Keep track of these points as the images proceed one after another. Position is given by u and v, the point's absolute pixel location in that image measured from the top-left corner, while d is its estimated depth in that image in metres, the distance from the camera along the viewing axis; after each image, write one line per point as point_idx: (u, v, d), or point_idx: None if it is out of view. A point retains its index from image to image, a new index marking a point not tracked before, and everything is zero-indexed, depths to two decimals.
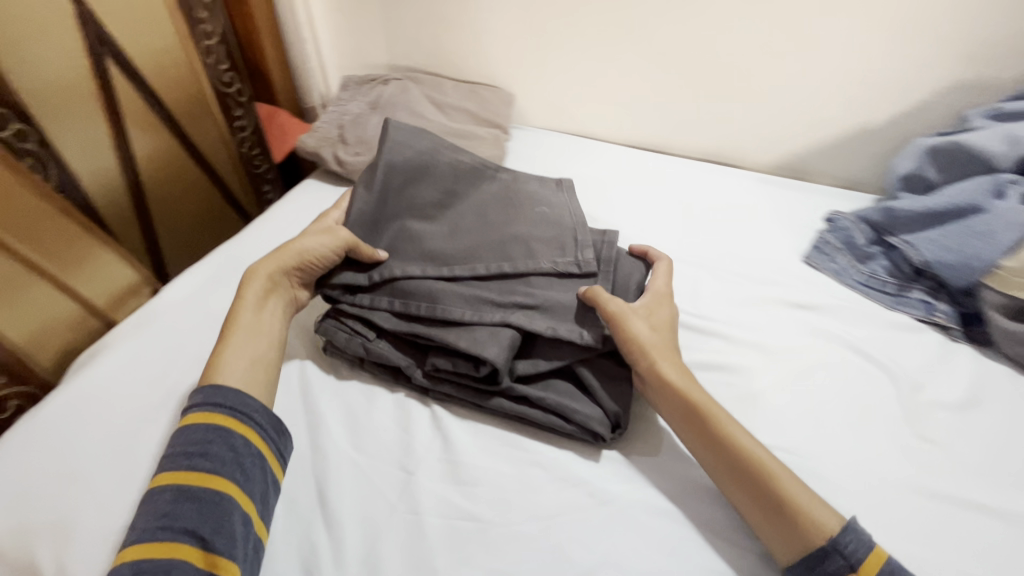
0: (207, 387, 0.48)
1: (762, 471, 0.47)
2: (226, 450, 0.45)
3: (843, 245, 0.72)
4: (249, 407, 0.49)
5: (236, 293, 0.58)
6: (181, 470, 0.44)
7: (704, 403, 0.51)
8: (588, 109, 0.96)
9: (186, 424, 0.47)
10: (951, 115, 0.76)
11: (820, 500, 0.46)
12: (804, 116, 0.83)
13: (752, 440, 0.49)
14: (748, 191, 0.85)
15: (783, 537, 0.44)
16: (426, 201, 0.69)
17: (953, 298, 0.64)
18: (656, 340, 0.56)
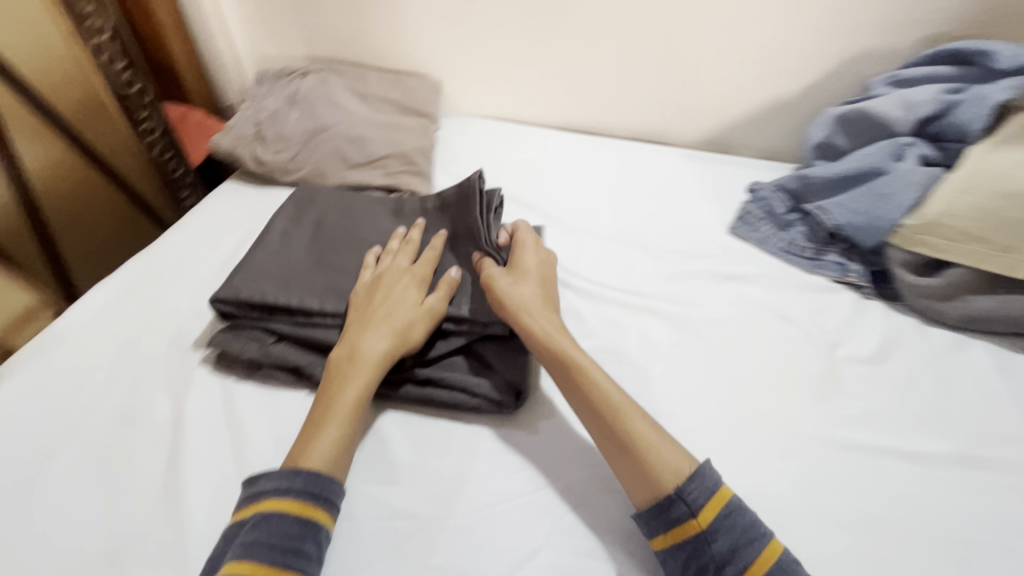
0: (299, 471, 0.45)
1: (615, 416, 0.48)
2: (315, 547, 0.42)
3: (764, 214, 0.76)
4: (337, 495, 0.45)
5: (334, 374, 0.51)
6: (269, 565, 0.40)
7: (563, 350, 0.53)
8: (517, 95, 0.95)
9: (271, 511, 0.43)
10: (851, 86, 0.82)
11: (669, 442, 0.47)
12: (723, 93, 0.87)
13: (615, 387, 0.51)
14: (676, 168, 0.88)
15: (636, 480, 0.46)
16: (339, 232, 0.66)
17: (864, 258, 0.69)
18: (525, 293, 0.56)
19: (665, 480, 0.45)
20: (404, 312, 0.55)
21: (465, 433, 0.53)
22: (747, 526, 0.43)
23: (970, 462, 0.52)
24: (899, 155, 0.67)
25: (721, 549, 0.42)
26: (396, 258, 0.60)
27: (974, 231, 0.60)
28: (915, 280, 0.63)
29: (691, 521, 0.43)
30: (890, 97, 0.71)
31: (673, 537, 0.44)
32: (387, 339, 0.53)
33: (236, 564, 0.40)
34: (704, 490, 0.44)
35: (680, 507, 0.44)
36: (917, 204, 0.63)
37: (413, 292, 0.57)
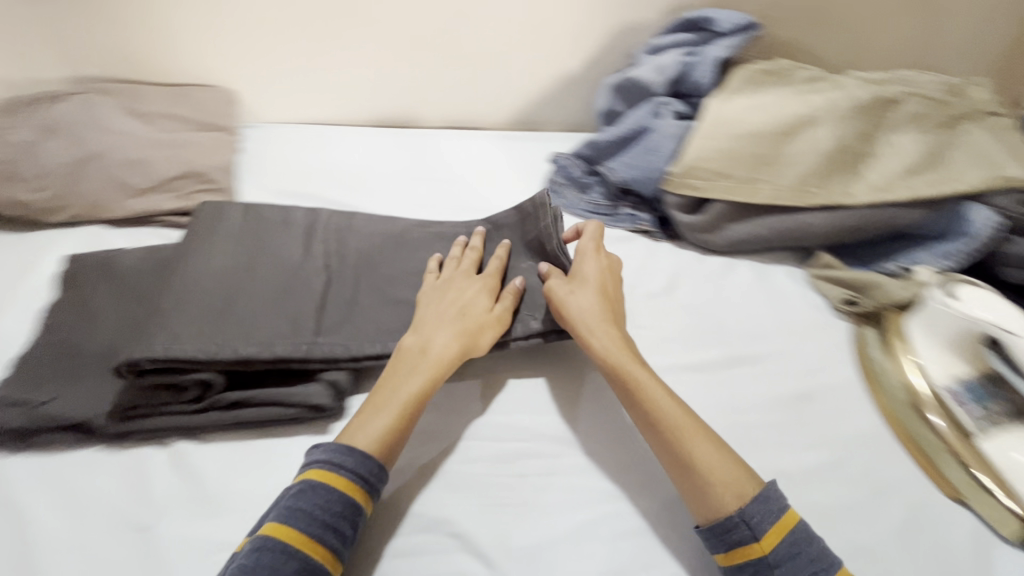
0: (353, 450, 0.47)
1: (675, 433, 0.49)
2: (348, 529, 0.44)
3: (566, 181, 0.82)
4: (382, 480, 0.47)
5: (397, 373, 0.52)
6: (305, 538, 0.42)
7: (624, 366, 0.53)
8: (323, 97, 0.93)
9: (318, 481, 0.45)
10: (623, 55, 0.92)
11: (734, 459, 0.48)
12: (517, 74, 0.93)
13: (676, 402, 0.51)
14: (490, 149, 0.92)
15: (698, 502, 0.46)
16: (234, 256, 0.59)
17: (650, 206, 0.78)
18: (592, 304, 0.57)
19: (727, 498, 0.45)
20: (474, 313, 0.56)
21: (284, 444, 0.51)
22: (814, 556, 0.43)
23: (741, 359, 0.62)
24: (658, 113, 0.77)
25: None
26: (460, 264, 0.62)
27: (721, 169, 0.71)
28: (688, 218, 0.73)
29: (756, 545, 0.43)
30: (649, 65, 0.79)
31: (738, 558, 0.44)
32: (454, 339, 0.54)
33: (279, 526, 0.42)
34: (769, 515, 0.44)
35: (743, 531, 0.44)
36: (675, 153, 0.73)
37: (482, 297, 0.58)
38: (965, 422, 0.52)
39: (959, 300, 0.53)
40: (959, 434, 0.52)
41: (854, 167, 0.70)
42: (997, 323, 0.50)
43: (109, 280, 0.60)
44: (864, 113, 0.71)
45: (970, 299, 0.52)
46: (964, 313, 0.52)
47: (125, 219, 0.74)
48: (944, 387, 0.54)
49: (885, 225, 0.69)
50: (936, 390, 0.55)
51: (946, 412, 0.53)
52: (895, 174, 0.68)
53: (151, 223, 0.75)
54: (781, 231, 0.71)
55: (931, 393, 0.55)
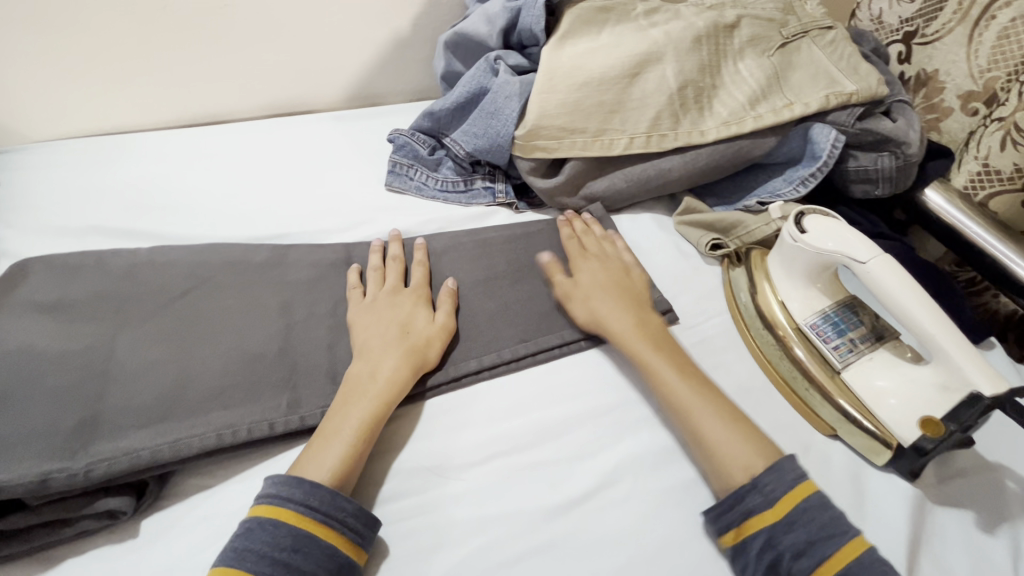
0: (301, 481, 0.41)
1: (686, 416, 0.47)
2: (312, 562, 0.38)
3: (412, 161, 0.73)
4: (340, 508, 0.41)
5: (339, 408, 0.46)
6: (258, 574, 0.37)
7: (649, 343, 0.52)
8: (101, 99, 0.75)
9: (262, 518, 0.40)
10: (455, 7, 0.82)
11: (750, 437, 0.45)
12: (342, 42, 0.81)
13: (683, 377, 0.49)
14: (323, 132, 0.79)
15: (720, 478, 0.44)
16: (113, 313, 0.50)
17: (506, 175, 0.71)
18: (607, 282, 0.57)
19: (737, 466, 0.44)
20: (418, 327, 0.52)
21: (72, 567, 0.40)
22: (829, 521, 0.40)
23: None
24: (495, 70, 0.69)
25: (796, 543, 0.39)
26: (385, 281, 0.57)
27: (570, 124, 0.65)
28: (545, 184, 0.67)
29: (770, 511, 0.41)
30: (478, 15, 0.71)
31: (745, 532, 0.41)
32: (404, 363, 0.49)
33: (225, 571, 0.37)
34: (783, 483, 0.42)
35: (756, 498, 0.42)
36: (519, 114, 0.66)
37: (420, 312, 0.54)
38: (829, 355, 0.50)
39: (803, 232, 0.52)
40: (827, 370, 0.50)
41: (702, 102, 0.67)
42: (839, 249, 0.49)
43: (28, 317, 0.48)
44: (704, 44, 0.68)
45: (812, 227, 0.51)
46: (806, 244, 0.51)
47: None
48: (804, 323, 0.53)
49: (741, 159, 0.66)
50: (798, 327, 0.53)
51: (810, 348, 0.52)
52: (740, 106, 0.66)
53: None
54: (642, 181, 0.67)
55: (795, 330, 0.53)
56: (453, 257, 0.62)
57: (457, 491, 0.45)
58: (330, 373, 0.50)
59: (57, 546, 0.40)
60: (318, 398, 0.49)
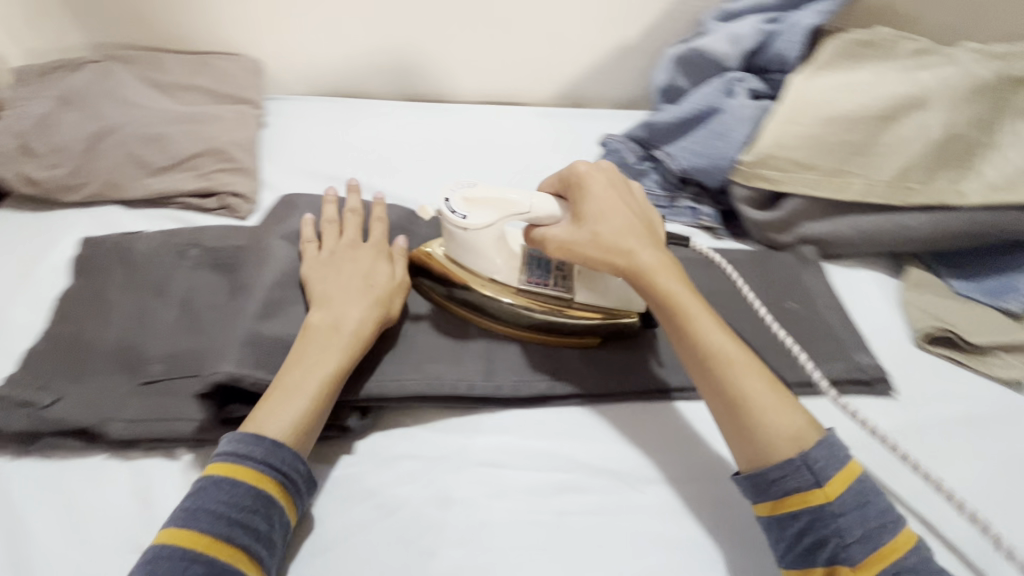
0: (262, 439, 0.41)
1: (732, 365, 0.43)
2: (264, 526, 0.39)
3: (618, 166, 0.73)
4: (296, 468, 0.42)
5: (302, 352, 0.46)
6: (210, 534, 0.38)
7: (676, 279, 0.48)
8: (352, 68, 0.84)
9: (208, 479, 0.40)
10: (693, 23, 0.80)
11: (792, 406, 0.42)
12: (569, 46, 0.82)
13: (722, 334, 0.45)
14: (532, 128, 0.81)
15: (745, 444, 0.42)
16: None
17: (714, 199, 0.69)
18: (615, 213, 0.49)
19: (781, 437, 0.41)
20: (388, 277, 0.52)
21: None
22: (883, 509, 0.39)
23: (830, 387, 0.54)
24: (730, 91, 0.67)
25: (852, 528, 0.38)
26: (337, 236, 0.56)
27: (805, 159, 0.62)
28: (757, 216, 0.65)
29: (816, 490, 0.39)
30: (718, 33, 0.69)
31: (785, 507, 0.40)
32: (369, 312, 0.49)
33: (178, 530, 0.38)
34: (836, 461, 0.40)
35: (806, 476, 0.39)
36: (749, 139, 0.64)
37: (381, 264, 0.53)
38: (558, 292, 0.53)
39: (465, 217, 0.50)
40: (562, 304, 0.52)
41: (969, 161, 0.58)
42: (502, 214, 0.50)
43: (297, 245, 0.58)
44: (987, 96, 0.58)
45: (469, 211, 0.51)
46: (477, 229, 0.51)
47: (137, 200, 0.68)
48: (521, 282, 0.52)
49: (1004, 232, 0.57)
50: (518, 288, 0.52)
51: (540, 297, 0.52)
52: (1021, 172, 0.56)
53: (168, 203, 0.68)
54: (872, 235, 0.62)
55: (515, 292, 0.52)
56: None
57: (621, 504, 0.46)
58: (519, 346, 0.53)
59: None
60: (509, 373, 0.51)
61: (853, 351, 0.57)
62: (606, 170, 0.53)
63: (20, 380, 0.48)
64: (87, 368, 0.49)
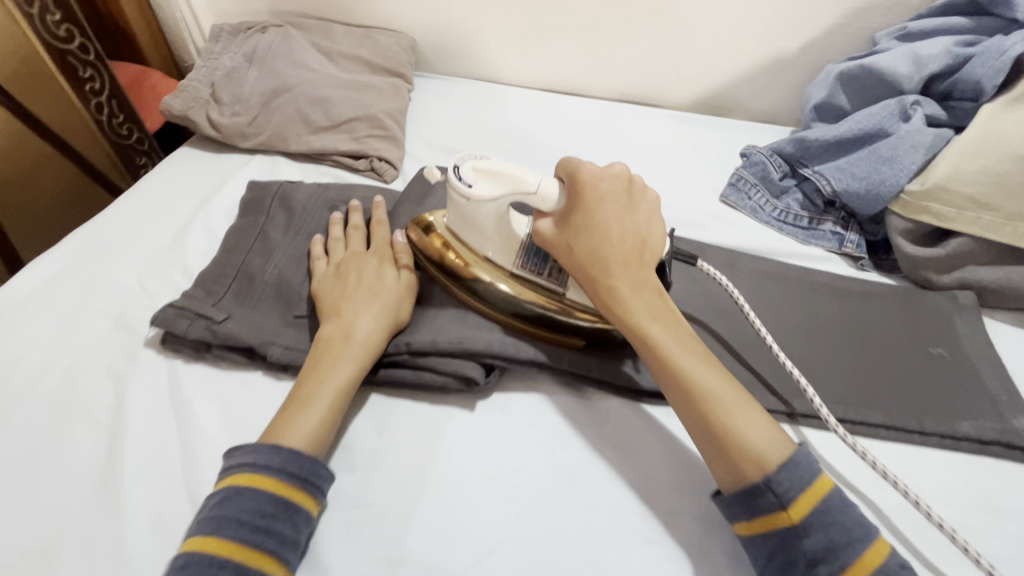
0: (278, 448, 0.42)
1: (692, 392, 0.43)
2: (290, 528, 0.40)
3: (758, 180, 0.70)
4: (313, 473, 0.42)
5: (315, 359, 0.48)
6: (240, 540, 0.38)
7: (649, 302, 0.46)
8: (499, 53, 0.87)
9: (231, 488, 0.40)
10: (861, 40, 0.76)
11: (758, 429, 0.41)
12: (720, 52, 0.80)
13: (688, 356, 0.44)
14: (668, 131, 0.81)
15: (717, 470, 0.42)
16: None
17: (861, 227, 0.65)
18: (601, 231, 0.48)
19: (745, 464, 0.40)
20: (387, 286, 0.53)
21: (424, 415, 0.50)
22: (849, 526, 0.38)
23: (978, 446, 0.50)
24: (905, 115, 0.63)
25: (818, 544, 0.37)
26: (339, 246, 0.57)
27: (983, 198, 0.56)
28: (915, 251, 0.60)
29: (781, 513, 0.38)
30: (897, 52, 0.65)
31: (758, 528, 0.40)
32: (377, 318, 0.50)
33: (205, 539, 0.38)
34: (798, 483, 0.39)
35: (770, 498, 0.39)
36: (919, 169, 0.59)
37: (383, 271, 0.54)
38: (551, 285, 0.52)
39: (471, 186, 0.50)
40: (552, 297, 0.52)
41: None
42: (511, 189, 0.50)
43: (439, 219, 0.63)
44: None
45: (476, 181, 0.50)
46: (482, 200, 0.50)
47: (299, 153, 0.75)
48: (514, 267, 0.53)
49: None
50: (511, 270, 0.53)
51: (534, 288, 0.52)
52: None
53: (324, 160, 0.75)
54: None
55: (506, 276, 0.53)
56: (780, 286, 0.61)
57: None
58: None
59: (422, 394, 0.51)
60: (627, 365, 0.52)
61: (1007, 412, 0.52)
62: (612, 175, 0.50)
63: (201, 296, 0.54)
64: (253, 294, 0.55)
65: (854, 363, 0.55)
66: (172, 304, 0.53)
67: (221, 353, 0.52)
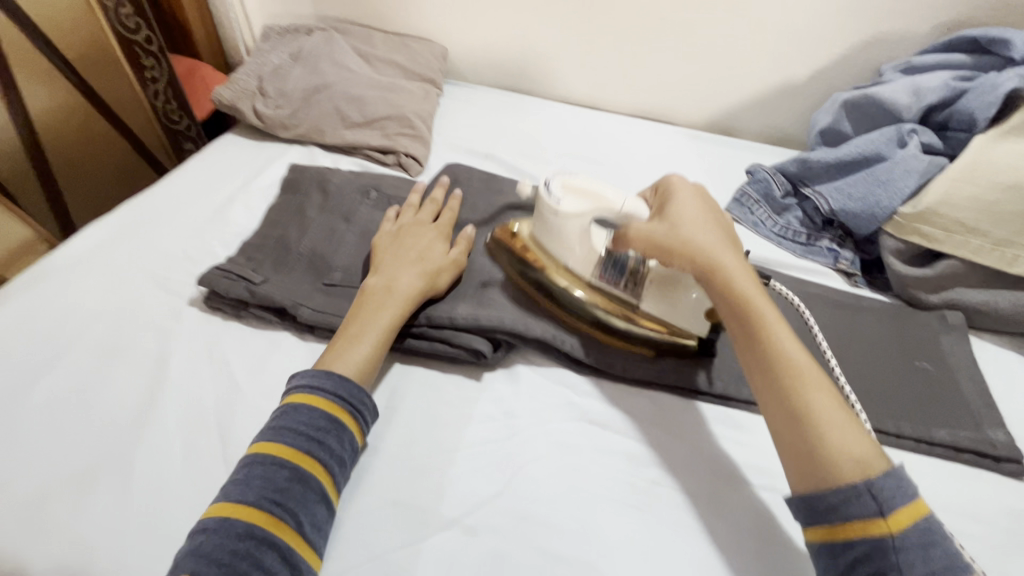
0: (331, 374, 0.47)
1: (797, 386, 0.43)
2: (338, 443, 0.45)
3: (761, 197, 0.74)
4: (358, 399, 0.47)
5: (359, 308, 0.53)
6: (297, 447, 0.43)
7: (748, 297, 0.47)
8: (525, 66, 0.93)
9: (289, 404, 0.46)
10: (868, 71, 0.79)
11: (859, 433, 0.41)
12: (733, 76, 0.85)
13: (797, 357, 0.44)
14: (680, 147, 0.85)
15: (812, 463, 0.40)
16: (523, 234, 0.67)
17: (857, 245, 0.68)
18: (704, 234, 0.51)
19: (842, 459, 0.39)
20: (434, 256, 0.58)
21: (433, 382, 0.54)
22: (950, 553, 0.36)
23: (952, 454, 0.53)
24: (902, 142, 0.66)
25: (919, 562, 0.36)
26: (416, 215, 0.63)
27: (972, 223, 0.59)
28: (903, 268, 0.63)
29: (880, 521, 0.37)
30: (899, 83, 0.69)
31: (847, 539, 0.38)
32: (418, 281, 0.55)
33: (267, 444, 0.43)
34: (900, 497, 0.38)
35: (869, 504, 0.38)
36: (912, 192, 0.63)
37: (438, 244, 0.60)
38: (626, 295, 0.56)
39: (559, 202, 0.55)
40: (629, 309, 0.56)
41: None
42: (596, 205, 0.54)
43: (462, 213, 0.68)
44: None
45: (565, 197, 0.55)
46: (569, 213, 0.55)
47: (335, 145, 0.81)
48: (594, 277, 0.57)
49: None
50: (587, 279, 0.57)
51: (606, 295, 0.57)
52: None
53: (356, 153, 0.80)
54: None
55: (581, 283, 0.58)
56: (784, 294, 0.65)
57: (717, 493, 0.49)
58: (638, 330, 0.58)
59: (433, 364, 0.56)
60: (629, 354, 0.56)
61: (986, 425, 0.54)
62: (707, 199, 0.55)
63: (241, 262, 0.59)
64: (288, 263, 0.61)
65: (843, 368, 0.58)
66: (216, 266, 0.58)
67: (253, 314, 0.57)
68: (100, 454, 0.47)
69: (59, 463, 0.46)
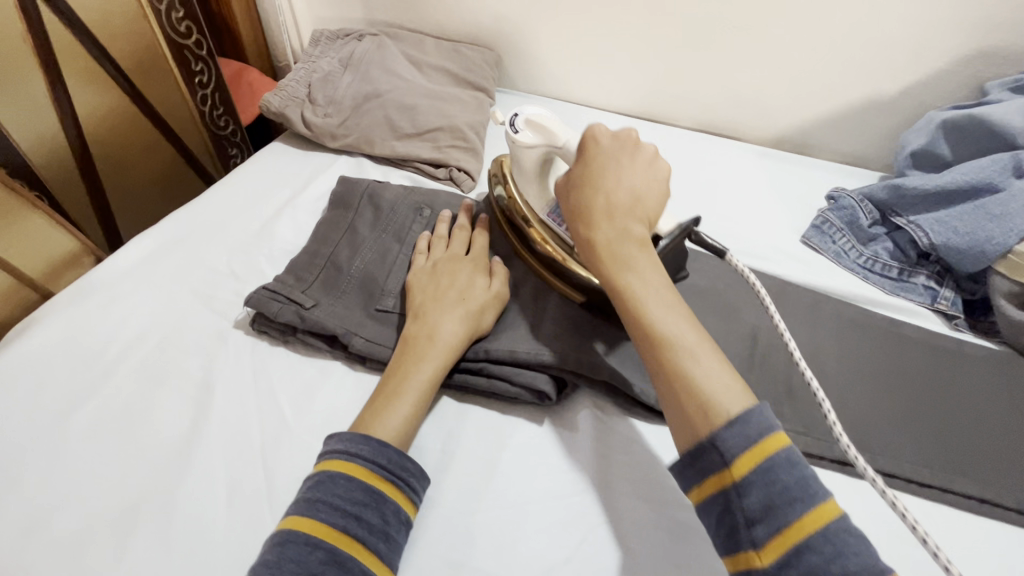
0: (369, 439, 0.43)
1: (655, 345, 0.39)
2: (377, 516, 0.40)
3: (845, 224, 0.67)
4: (400, 466, 0.43)
5: (398, 358, 0.49)
6: (330, 523, 0.39)
7: (612, 248, 0.43)
8: (581, 75, 0.88)
9: (322, 472, 0.42)
10: (966, 87, 0.72)
11: (721, 384, 0.37)
12: (810, 90, 0.78)
13: (665, 312, 0.40)
14: (749, 165, 0.79)
15: (676, 427, 0.38)
16: None
17: (958, 285, 0.62)
18: (599, 185, 0.46)
19: (693, 417, 0.37)
20: (475, 295, 0.53)
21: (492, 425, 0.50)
22: (791, 484, 0.33)
23: None
24: (1019, 171, 0.59)
25: (755, 501, 0.34)
26: (449, 246, 0.59)
27: None
28: (1017, 314, 0.56)
29: (723, 472, 0.35)
30: (1012, 104, 0.62)
31: (709, 492, 0.36)
32: (461, 326, 0.51)
33: (299, 519, 0.39)
34: (743, 441, 0.35)
35: (713, 456, 0.35)
36: None
37: (478, 279, 0.55)
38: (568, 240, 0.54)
39: (517, 132, 0.55)
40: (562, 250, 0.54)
41: None
42: (546, 140, 0.53)
43: None
44: None
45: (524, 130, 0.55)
46: (523, 145, 0.54)
47: (384, 156, 0.77)
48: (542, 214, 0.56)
49: None
50: (540, 220, 0.56)
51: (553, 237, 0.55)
52: None
53: (405, 165, 0.77)
54: None
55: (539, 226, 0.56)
56: (880, 338, 0.58)
57: None
58: None
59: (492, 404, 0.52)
60: None
61: None
62: (619, 139, 0.49)
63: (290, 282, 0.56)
64: (338, 285, 0.57)
65: (952, 427, 0.52)
66: (263, 288, 0.55)
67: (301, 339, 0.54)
68: (143, 489, 0.44)
69: (100, 498, 0.44)
